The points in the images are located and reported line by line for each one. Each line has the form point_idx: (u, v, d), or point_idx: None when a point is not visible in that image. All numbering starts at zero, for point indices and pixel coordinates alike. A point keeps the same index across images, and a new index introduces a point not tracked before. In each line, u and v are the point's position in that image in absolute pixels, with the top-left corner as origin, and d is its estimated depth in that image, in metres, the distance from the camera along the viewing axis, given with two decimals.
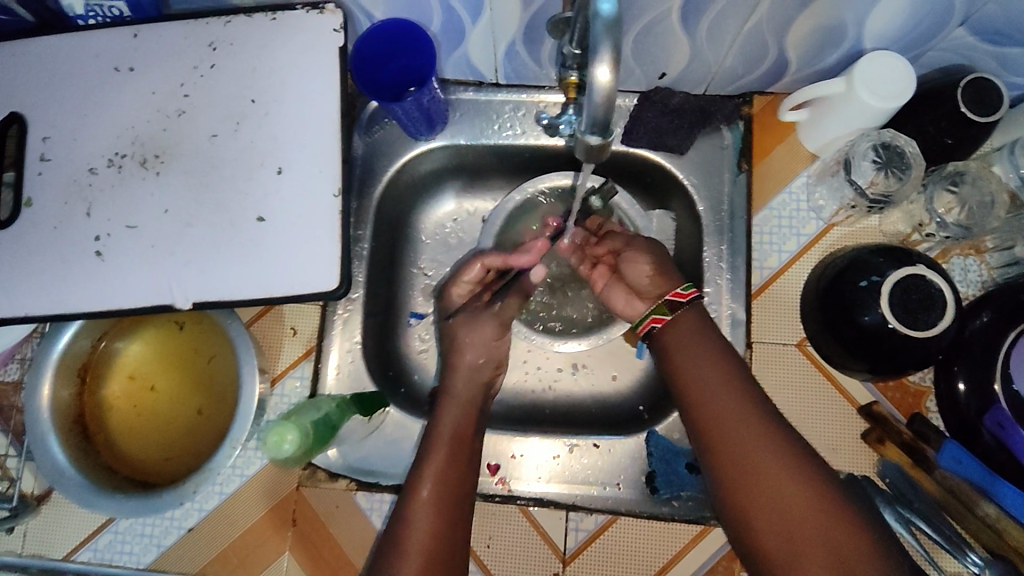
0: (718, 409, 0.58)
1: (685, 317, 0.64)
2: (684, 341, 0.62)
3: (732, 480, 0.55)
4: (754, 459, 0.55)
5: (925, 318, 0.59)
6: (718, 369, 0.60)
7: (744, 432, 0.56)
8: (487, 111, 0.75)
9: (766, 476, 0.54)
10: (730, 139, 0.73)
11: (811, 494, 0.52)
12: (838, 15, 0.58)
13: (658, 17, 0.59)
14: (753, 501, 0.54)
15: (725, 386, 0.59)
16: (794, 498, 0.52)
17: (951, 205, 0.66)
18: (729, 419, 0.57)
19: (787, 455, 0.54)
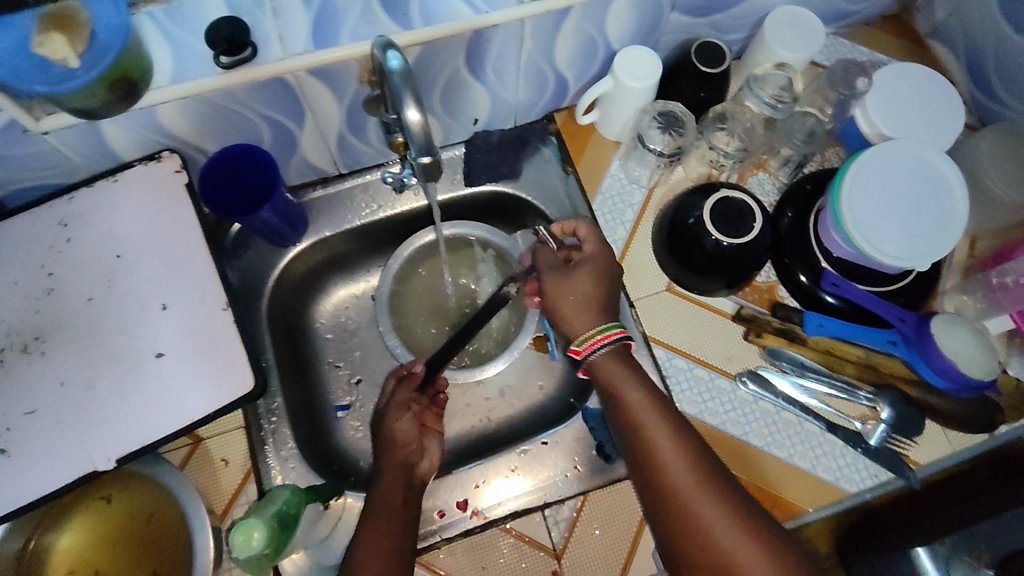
0: (671, 478, 0.59)
1: (620, 376, 0.66)
2: (637, 409, 0.64)
3: (663, 514, 0.59)
4: (676, 479, 0.59)
5: (745, 226, 0.72)
6: (669, 435, 0.61)
7: (673, 462, 0.60)
8: (341, 200, 0.83)
9: (685, 494, 0.58)
10: (549, 153, 0.87)
11: (725, 504, 0.57)
12: (585, 31, 0.73)
13: (451, 74, 0.71)
14: (681, 530, 0.58)
15: (677, 450, 0.61)
16: (719, 518, 0.57)
17: (728, 139, 0.80)
18: (689, 486, 0.59)
19: (704, 480, 0.59)
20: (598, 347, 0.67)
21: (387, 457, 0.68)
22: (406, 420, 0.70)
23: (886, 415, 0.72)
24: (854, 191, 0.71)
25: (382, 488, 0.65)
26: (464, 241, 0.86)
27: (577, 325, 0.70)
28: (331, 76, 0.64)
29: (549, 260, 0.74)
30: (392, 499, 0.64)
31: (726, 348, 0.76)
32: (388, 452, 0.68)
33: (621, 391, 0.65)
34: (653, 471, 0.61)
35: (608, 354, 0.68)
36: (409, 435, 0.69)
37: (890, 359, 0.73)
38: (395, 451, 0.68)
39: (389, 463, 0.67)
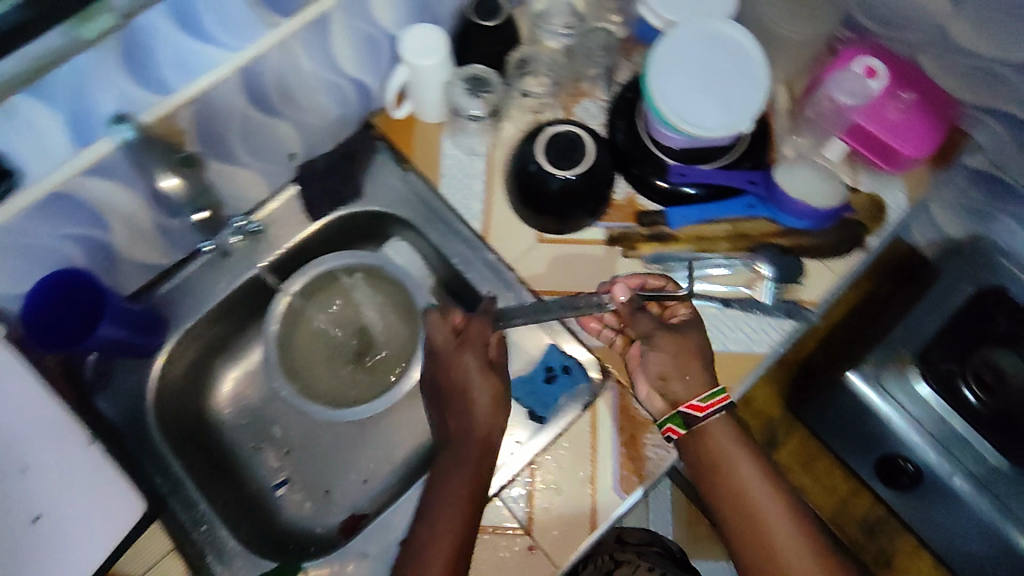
0: (739, 481, 0.62)
1: (727, 442, 0.64)
2: (737, 455, 0.63)
3: (725, 510, 0.62)
4: (746, 487, 0.62)
5: (579, 153, 0.74)
6: (754, 466, 0.63)
7: (747, 476, 0.62)
8: (193, 284, 0.79)
9: (751, 496, 0.61)
10: (383, 155, 0.84)
11: (785, 508, 0.61)
12: (358, 30, 0.71)
13: (240, 120, 0.69)
14: (747, 525, 0.61)
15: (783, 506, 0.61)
16: (777, 516, 0.60)
17: (537, 81, 0.83)
18: (758, 487, 0.61)
19: (772, 483, 0.62)
20: (719, 407, 0.64)
21: (457, 436, 0.67)
22: (470, 359, 0.68)
23: (769, 271, 0.75)
24: (663, 84, 0.74)
25: (454, 473, 0.65)
26: (328, 275, 0.83)
27: (679, 391, 0.66)
28: (112, 171, 0.61)
29: (647, 321, 0.69)
30: (467, 487, 0.64)
31: (611, 274, 0.78)
32: (457, 433, 0.67)
33: (715, 439, 0.64)
34: (723, 480, 0.63)
35: (722, 420, 0.64)
36: (489, 407, 0.67)
37: (756, 220, 0.76)
38: (476, 436, 0.66)
39: (451, 453, 0.66)
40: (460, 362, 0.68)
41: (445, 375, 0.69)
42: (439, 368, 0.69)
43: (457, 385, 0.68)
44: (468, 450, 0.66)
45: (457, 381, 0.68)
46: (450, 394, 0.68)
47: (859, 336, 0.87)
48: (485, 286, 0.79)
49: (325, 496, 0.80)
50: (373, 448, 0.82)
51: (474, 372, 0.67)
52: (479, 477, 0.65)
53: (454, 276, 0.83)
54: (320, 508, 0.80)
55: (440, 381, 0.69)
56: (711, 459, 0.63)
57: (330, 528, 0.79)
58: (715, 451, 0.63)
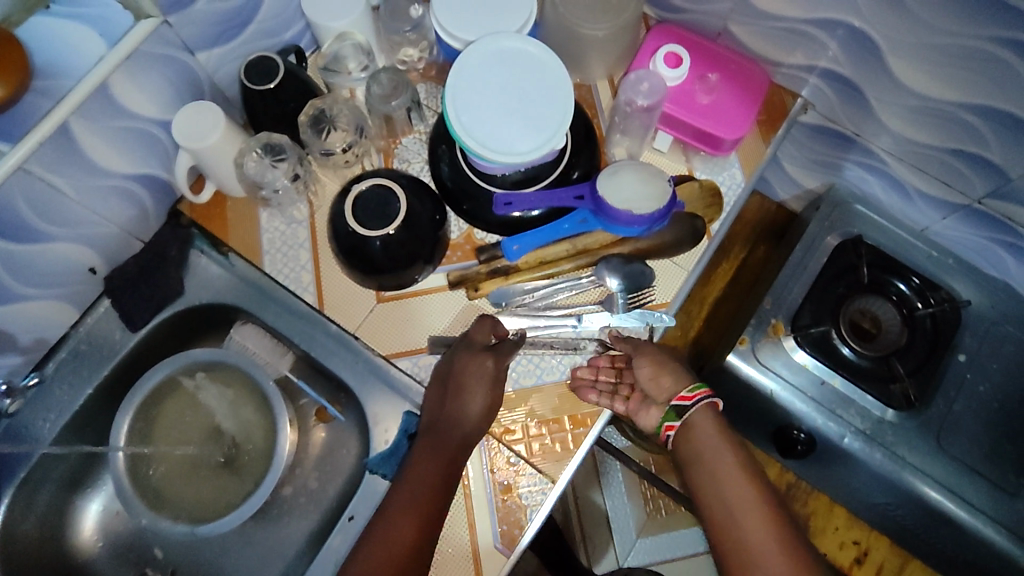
0: (703, 456, 0.63)
1: (712, 431, 0.64)
2: (698, 433, 0.64)
3: (705, 502, 0.62)
4: (724, 477, 0.62)
5: (392, 208, 0.69)
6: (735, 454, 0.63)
7: (724, 466, 0.62)
8: (15, 432, 0.72)
9: (727, 488, 0.61)
10: (200, 246, 0.78)
11: (763, 502, 0.60)
12: (113, 126, 0.66)
13: (2, 255, 0.63)
14: (718, 518, 0.61)
15: (742, 486, 0.61)
16: (750, 508, 0.60)
17: (342, 134, 0.76)
18: (718, 469, 0.62)
19: (750, 477, 0.62)
20: (696, 401, 0.65)
21: (429, 448, 0.64)
22: (489, 364, 0.66)
23: (616, 284, 0.73)
24: (463, 115, 0.69)
25: (423, 477, 0.62)
26: (165, 382, 0.77)
27: (672, 387, 0.67)
28: None
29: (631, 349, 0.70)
30: (431, 485, 0.62)
31: (456, 322, 0.74)
32: (438, 433, 0.65)
33: (699, 430, 0.64)
34: (690, 450, 0.64)
35: (704, 412, 0.65)
36: (477, 409, 0.65)
37: (592, 235, 0.73)
38: (468, 428, 0.65)
39: (429, 453, 0.63)
40: (466, 358, 0.67)
41: (450, 386, 0.66)
42: (453, 366, 0.67)
43: (455, 402, 0.65)
44: (450, 456, 0.63)
45: (456, 396, 0.66)
46: (445, 409, 0.66)
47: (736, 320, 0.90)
48: (333, 362, 0.75)
49: None
50: (261, 553, 0.77)
51: (476, 369, 0.66)
52: (451, 479, 0.63)
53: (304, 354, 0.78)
54: None
55: (453, 364, 0.67)
56: (685, 440, 0.65)
57: None
58: (686, 433, 0.65)
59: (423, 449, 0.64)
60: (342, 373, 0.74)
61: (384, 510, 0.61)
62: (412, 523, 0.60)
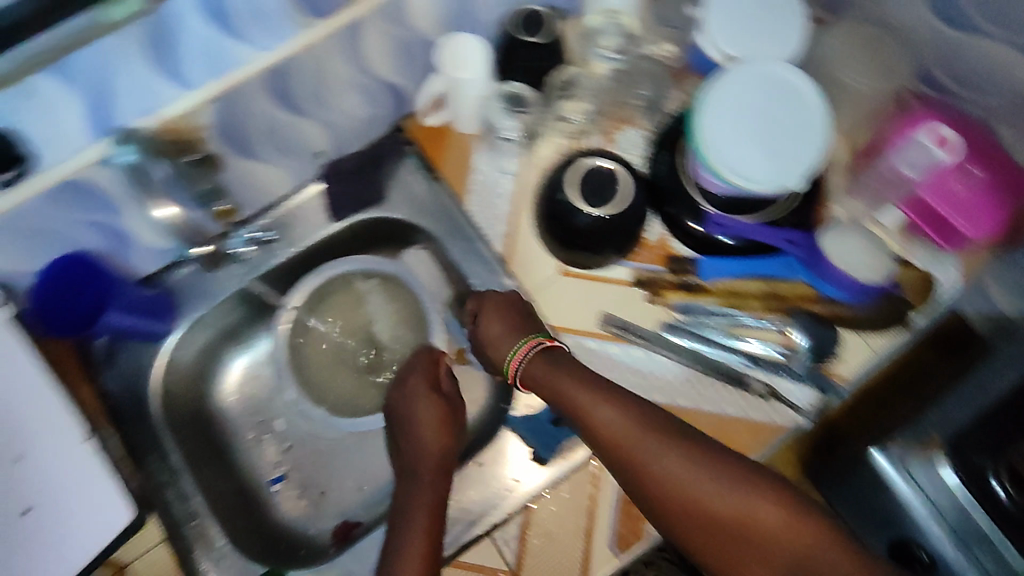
0: (637, 448, 0.59)
1: (608, 417, 0.61)
2: (620, 432, 0.60)
3: (679, 519, 0.58)
4: (677, 477, 0.58)
5: (612, 189, 0.70)
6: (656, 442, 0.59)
7: (664, 464, 0.58)
8: (205, 274, 0.78)
9: (683, 488, 0.58)
10: (410, 164, 0.82)
11: (725, 488, 0.58)
12: (395, 35, 0.67)
13: (266, 120, 0.67)
14: (710, 523, 0.57)
15: (671, 451, 0.59)
16: (718, 492, 0.57)
17: (578, 104, 0.79)
18: (677, 477, 0.58)
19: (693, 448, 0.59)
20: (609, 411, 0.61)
21: (416, 431, 0.69)
22: (432, 409, 0.70)
23: (802, 342, 0.71)
24: (713, 127, 0.68)
25: (426, 458, 0.68)
26: (341, 279, 0.82)
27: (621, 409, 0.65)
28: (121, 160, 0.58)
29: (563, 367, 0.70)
30: (427, 513, 0.64)
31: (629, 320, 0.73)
32: (421, 423, 0.69)
33: (595, 424, 0.61)
34: (637, 468, 0.59)
35: (617, 415, 0.61)
36: (437, 416, 0.70)
37: (792, 284, 0.72)
38: (432, 458, 0.68)
39: (422, 434, 0.69)
40: (402, 401, 0.72)
41: (407, 438, 0.70)
42: (400, 410, 0.71)
43: (407, 421, 0.70)
44: (425, 474, 0.67)
45: (407, 416, 0.70)
46: (404, 431, 0.70)
47: (884, 404, 0.74)
48: None
49: (320, 498, 0.80)
50: (371, 463, 0.80)
51: (422, 400, 0.71)
52: (445, 458, 0.68)
53: (470, 295, 0.80)
54: (315, 512, 0.79)
55: (404, 405, 0.71)
56: (626, 456, 0.60)
57: (322, 532, 0.79)
58: (635, 451, 0.59)
59: (404, 488, 0.68)
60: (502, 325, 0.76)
61: (397, 534, 0.64)
62: (427, 504, 0.65)
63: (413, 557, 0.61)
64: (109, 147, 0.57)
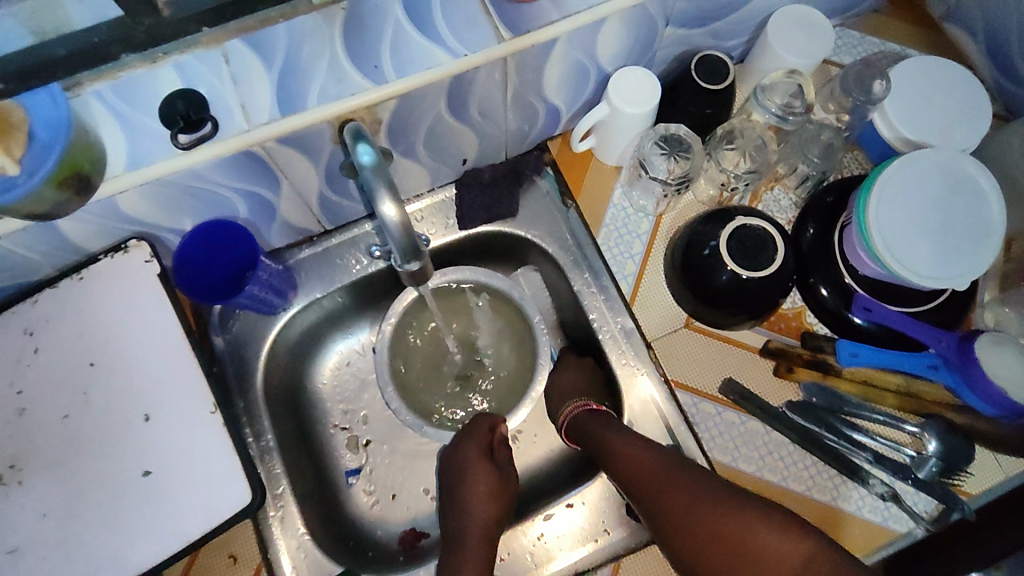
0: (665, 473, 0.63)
1: (653, 461, 0.64)
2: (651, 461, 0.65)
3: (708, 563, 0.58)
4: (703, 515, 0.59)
5: (765, 256, 0.67)
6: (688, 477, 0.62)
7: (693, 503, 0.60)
8: (329, 258, 0.78)
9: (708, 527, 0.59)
10: (547, 185, 0.80)
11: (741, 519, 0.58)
12: (576, 58, 0.66)
13: (433, 121, 0.66)
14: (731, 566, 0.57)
15: (696, 490, 0.61)
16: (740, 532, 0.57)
17: (737, 159, 0.74)
18: (684, 502, 0.61)
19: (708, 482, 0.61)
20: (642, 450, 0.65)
21: (473, 492, 0.69)
22: (485, 468, 0.71)
23: (933, 448, 0.68)
24: (883, 206, 0.65)
25: (476, 526, 0.67)
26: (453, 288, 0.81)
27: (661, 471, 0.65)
28: (302, 141, 0.59)
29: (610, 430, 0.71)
30: (478, 573, 0.63)
31: (750, 388, 0.71)
32: (474, 486, 0.70)
33: (646, 467, 0.64)
34: (665, 496, 0.62)
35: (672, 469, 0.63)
36: (489, 486, 0.70)
37: (928, 384, 0.69)
38: (484, 517, 0.68)
39: (475, 497, 0.69)
40: (459, 454, 0.72)
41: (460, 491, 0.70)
42: (454, 464, 0.72)
43: (460, 473, 0.71)
44: (475, 527, 0.67)
45: (459, 468, 0.71)
46: (455, 485, 0.71)
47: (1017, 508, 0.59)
48: (613, 354, 0.75)
49: (396, 502, 0.78)
50: None
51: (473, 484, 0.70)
52: (493, 529, 0.68)
53: (584, 328, 0.78)
54: (388, 515, 0.78)
55: (456, 459, 0.72)
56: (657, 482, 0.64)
57: (393, 537, 0.77)
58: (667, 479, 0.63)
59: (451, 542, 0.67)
60: (615, 367, 0.74)
61: None
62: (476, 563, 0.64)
63: None
64: (294, 123, 0.57)
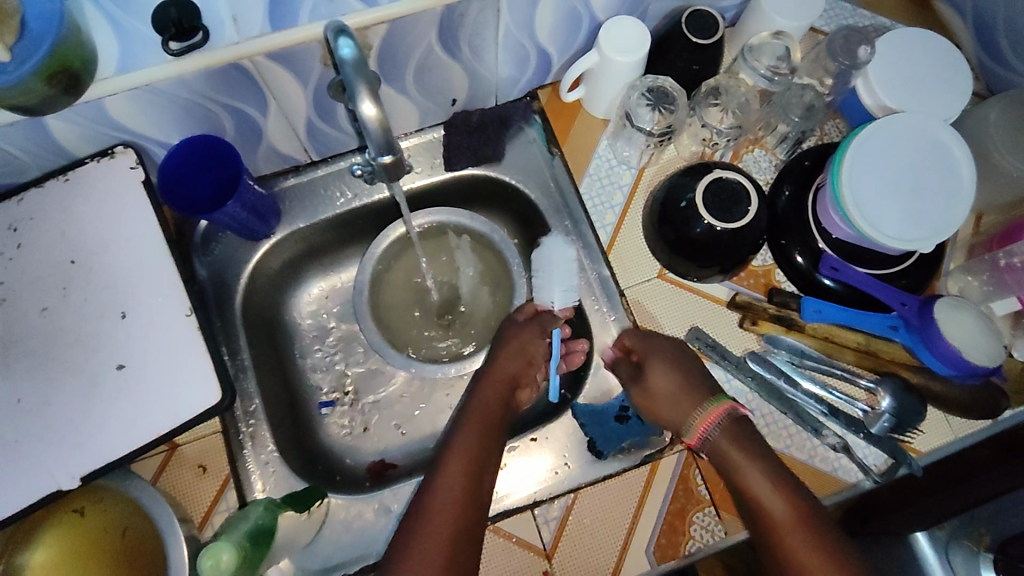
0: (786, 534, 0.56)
1: (737, 456, 0.61)
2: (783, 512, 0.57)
3: None
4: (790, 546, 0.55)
5: (738, 210, 0.68)
6: (761, 472, 0.59)
7: (788, 528, 0.56)
8: (315, 189, 0.79)
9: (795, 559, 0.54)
10: (534, 133, 0.82)
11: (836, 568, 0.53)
12: (567, 2, 0.67)
13: (424, 53, 0.67)
14: None
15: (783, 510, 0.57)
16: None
17: (721, 115, 0.76)
18: (771, 519, 0.57)
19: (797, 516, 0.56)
20: (709, 427, 0.63)
21: (473, 414, 0.66)
22: (511, 354, 0.72)
23: (886, 405, 0.70)
24: (856, 167, 0.67)
25: (473, 420, 0.65)
26: (433, 228, 0.83)
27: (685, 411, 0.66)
28: (290, 59, 0.60)
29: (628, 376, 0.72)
30: (479, 446, 0.63)
31: (716, 339, 0.73)
32: (474, 409, 0.67)
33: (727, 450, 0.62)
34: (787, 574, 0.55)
35: (722, 427, 0.63)
36: (515, 367, 0.72)
37: (890, 344, 0.71)
38: (502, 390, 0.70)
39: (471, 418, 0.66)
40: (510, 331, 0.74)
41: (495, 356, 0.72)
42: (497, 340, 0.75)
43: (505, 341, 0.73)
44: (489, 392, 0.69)
45: (507, 332, 0.75)
46: (492, 352, 0.73)
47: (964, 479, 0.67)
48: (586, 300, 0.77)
49: (367, 432, 0.80)
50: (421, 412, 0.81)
51: (502, 371, 0.71)
52: (504, 406, 0.69)
53: None
54: (359, 443, 0.79)
55: (500, 336, 0.75)
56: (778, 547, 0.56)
57: (361, 464, 0.79)
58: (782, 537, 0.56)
59: (463, 407, 0.68)
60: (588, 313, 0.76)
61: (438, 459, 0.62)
62: (460, 472, 0.60)
63: (454, 471, 0.60)
64: (285, 41, 0.58)
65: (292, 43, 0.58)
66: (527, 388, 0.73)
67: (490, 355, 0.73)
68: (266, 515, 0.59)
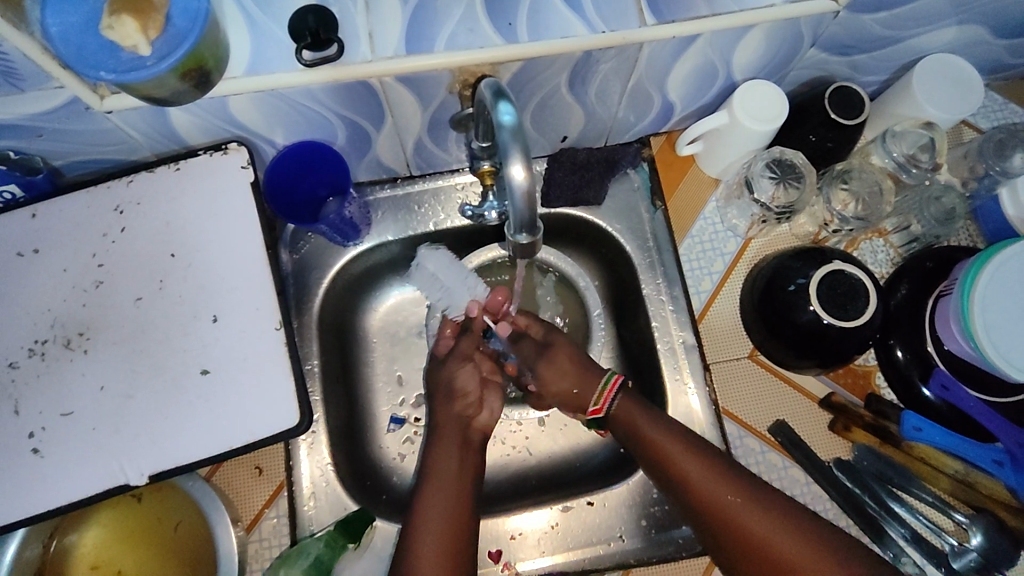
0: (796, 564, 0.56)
1: (633, 416, 0.66)
2: (770, 538, 0.57)
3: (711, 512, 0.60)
4: (701, 484, 0.61)
5: (854, 308, 0.64)
6: (664, 429, 0.64)
7: (698, 474, 0.61)
8: (408, 203, 0.77)
9: (717, 501, 0.60)
10: (639, 180, 0.78)
11: (759, 507, 0.59)
12: (708, 60, 0.63)
13: (549, 91, 0.64)
14: (751, 535, 0.58)
15: (683, 450, 0.63)
16: (750, 514, 0.59)
17: (846, 200, 0.71)
18: (680, 458, 0.63)
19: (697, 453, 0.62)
20: (611, 395, 0.68)
21: (436, 477, 0.65)
22: (453, 401, 0.70)
23: (975, 542, 0.65)
24: (991, 287, 0.61)
25: (433, 472, 0.66)
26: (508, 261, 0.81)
27: (585, 390, 0.71)
28: (418, 83, 0.58)
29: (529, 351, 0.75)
30: (449, 497, 0.63)
31: (801, 436, 0.69)
32: (431, 463, 0.66)
33: (633, 419, 0.66)
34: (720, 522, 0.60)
35: (659, 429, 0.64)
36: (456, 412, 0.70)
37: (990, 480, 0.66)
38: (460, 433, 0.69)
39: (433, 478, 0.65)
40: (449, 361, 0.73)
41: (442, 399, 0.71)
42: (438, 374, 0.73)
43: (444, 384, 0.71)
44: (437, 443, 0.68)
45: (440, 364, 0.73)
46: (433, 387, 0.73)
47: None
48: (666, 367, 0.73)
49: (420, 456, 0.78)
50: None
51: (448, 418, 0.69)
52: (462, 446, 0.68)
53: (641, 330, 0.77)
54: (410, 466, 0.78)
55: (442, 370, 0.73)
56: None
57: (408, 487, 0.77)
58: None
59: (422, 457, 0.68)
60: (665, 380, 0.73)
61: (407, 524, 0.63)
62: (436, 535, 0.61)
63: (429, 531, 0.61)
64: (418, 65, 0.55)
65: (424, 68, 0.55)
66: (484, 413, 0.71)
67: (435, 401, 0.72)
68: (326, 553, 0.63)
